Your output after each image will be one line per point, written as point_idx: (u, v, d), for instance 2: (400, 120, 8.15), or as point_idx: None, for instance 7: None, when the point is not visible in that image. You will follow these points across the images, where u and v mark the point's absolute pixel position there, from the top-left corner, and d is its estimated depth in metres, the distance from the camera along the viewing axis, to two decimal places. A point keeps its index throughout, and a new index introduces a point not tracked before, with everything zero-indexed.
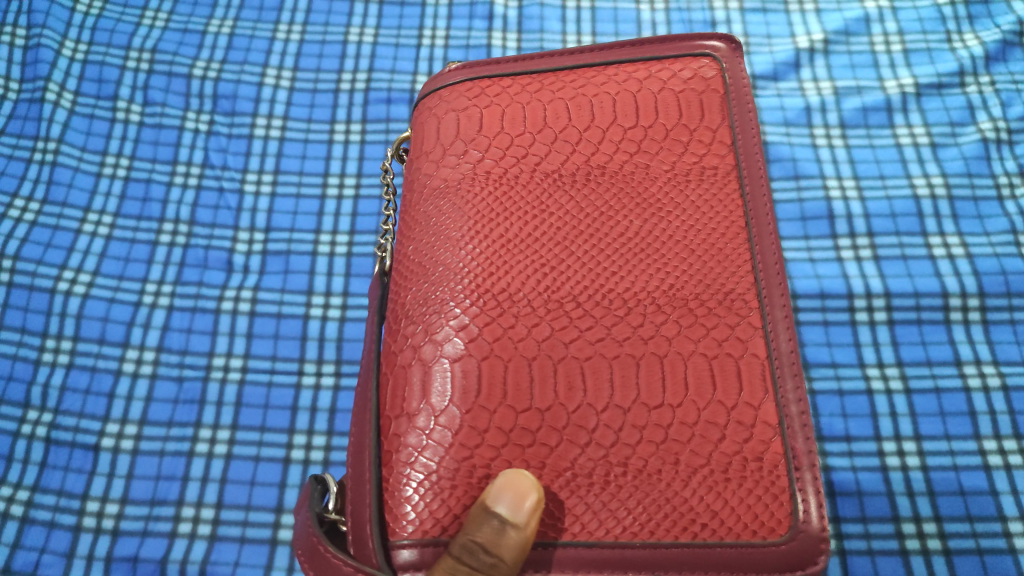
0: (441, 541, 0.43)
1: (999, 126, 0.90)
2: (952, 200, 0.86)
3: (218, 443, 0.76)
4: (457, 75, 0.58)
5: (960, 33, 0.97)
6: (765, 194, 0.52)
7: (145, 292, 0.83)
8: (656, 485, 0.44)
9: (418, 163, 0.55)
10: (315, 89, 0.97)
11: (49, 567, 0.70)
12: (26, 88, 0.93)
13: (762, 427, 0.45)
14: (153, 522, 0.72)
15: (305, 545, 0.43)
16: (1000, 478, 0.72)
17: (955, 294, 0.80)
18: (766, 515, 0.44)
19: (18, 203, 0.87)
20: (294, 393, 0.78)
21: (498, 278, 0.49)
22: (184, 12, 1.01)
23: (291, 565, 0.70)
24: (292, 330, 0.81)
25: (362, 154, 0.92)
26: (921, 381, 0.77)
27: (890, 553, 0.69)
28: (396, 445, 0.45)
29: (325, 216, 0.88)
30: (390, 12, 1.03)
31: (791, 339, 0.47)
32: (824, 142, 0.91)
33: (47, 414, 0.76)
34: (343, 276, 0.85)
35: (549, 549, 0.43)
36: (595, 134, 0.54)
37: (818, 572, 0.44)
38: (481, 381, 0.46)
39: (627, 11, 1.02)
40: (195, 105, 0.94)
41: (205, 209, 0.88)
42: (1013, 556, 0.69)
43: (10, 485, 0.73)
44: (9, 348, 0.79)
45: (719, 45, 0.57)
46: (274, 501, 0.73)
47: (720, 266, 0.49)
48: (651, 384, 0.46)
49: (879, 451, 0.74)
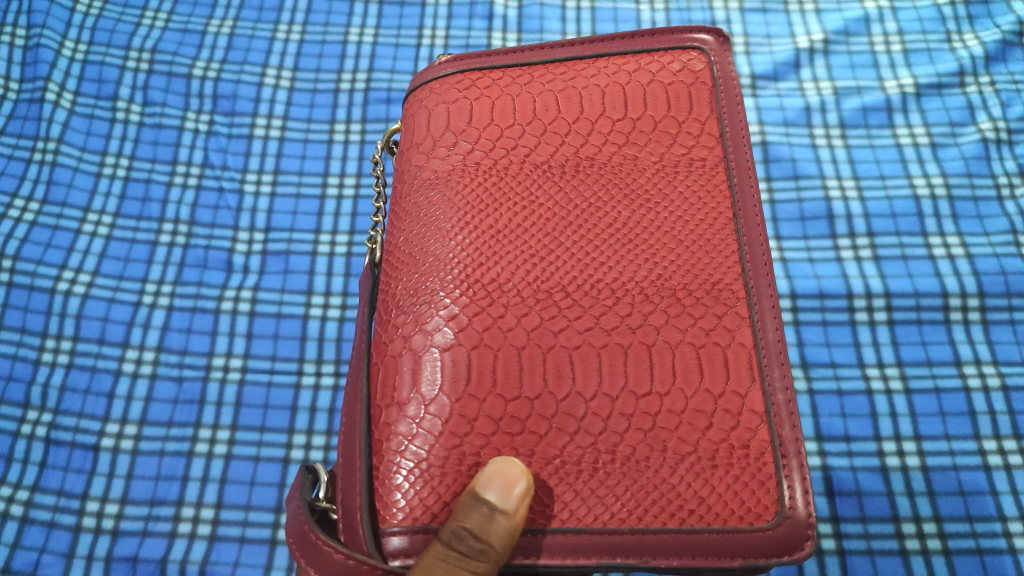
0: (430, 528, 0.43)
1: (999, 126, 0.90)
2: (952, 200, 0.87)
3: (218, 443, 0.76)
4: (447, 67, 0.58)
5: (960, 33, 0.97)
6: (753, 185, 0.52)
7: (145, 291, 0.83)
8: (644, 472, 0.45)
9: (408, 155, 0.56)
10: (315, 88, 0.97)
11: (49, 566, 0.70)
12: (26, 88, 0.94)
13: (748, 415, 0.46)
14: (153, 522, 0.72)
15: (296, 534, 0.43)
16: (999, 478, 0.72)
17: (955, 294, 0.81)
18: (752, 501, 0.45)
19: (18, 203, 0.87)
20: (294, 393, 0.79)
21: (488, 267, 0.49)
22: (183, 12, 1.01)
23: (291, 565, 0.71)
24: (292, 330, 0.82)
25: (362, 155, 0.93)
26: (921, 381, 0.77)
27: (890, 553, 0.69)
28: (386, 434, 0.45)
29: (325, 216, 0.88)
30: (390, 13, 1.03)
31: (778, 328, 0.48)
32: (824, 142, 0.92)
33: (47, 414, 0.77)
34: (343, 276, 0.85)
35: (538, 535, 0.44)
36: (585, 126, 0.54)
37: (805, 558, 0.44)
38: (471, 370, 0.46)
39: (627, 11, 1.02)
40: (195, 105, 0.95)
41: (205, 209, 0.88)
42: (1013, 556, 0.69)
43: (10, 485, 0.73)
44: (9, 348, 0.79)
45: (707, 38, 0.57)
46: (275, 501, 0.74)
47: (708, 256, 0.50)
48: (639, 372, 0.46)
49: (879, 451, 0.74)
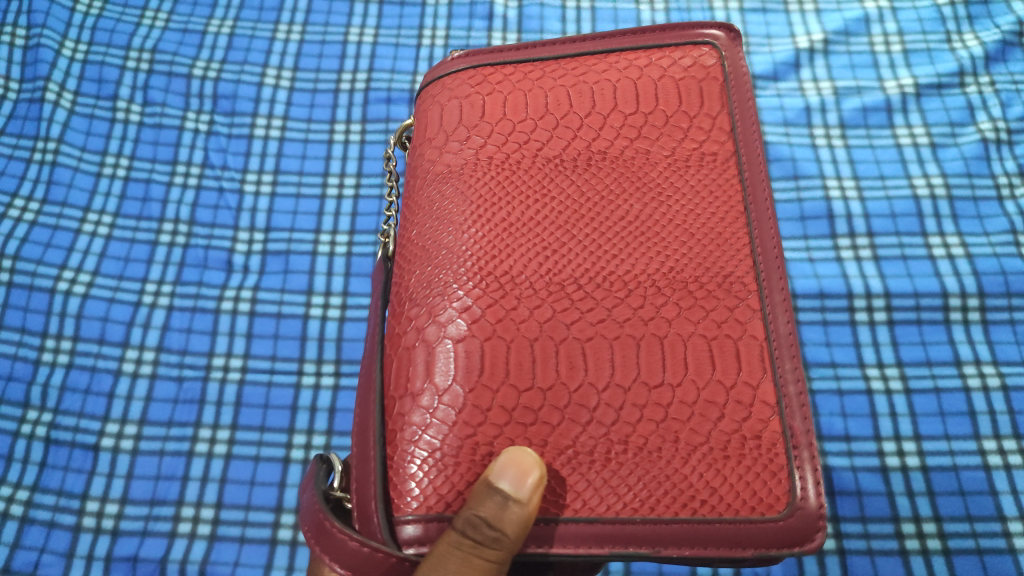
0: (444, 517, 0.44)
1: (999, 126, 0.91)
2: (952, 200, 0.87)
3: (218, 443, 0.77)
4: (460, 63, 0.58)
5: (960, 33, 0.97)
6: (764, 178, 0.52)
7: (145, 291, 0.84)
8: (656, 462, 0.45)
9: (421, 149, 0.56)
10: (315, 89, 0.98)
11: (50, 567, 0.71)
12: (26, 88, 0.94)
13: (760, 406, 0.46)
14: (153, 522, 0.73)
15: (312, 523, 0.43)
16: (1000, 478, 0.73)
17: (955, 294, 0.81)
18: (764, 491, 0.45)
19: (18, 203, 0.88)
20: (295, 393, 0.79)
21: (501, 260, 0.50)
22: (184, 12, 1.02)
23: (292, 565, 0.72)
24: (292, 330, 0.82)
25: (363, 154, 0.93)
26: (920, 381, 0.78)
27: (889, 554, 0.70)
28: (400, 424, 0.45)
29: (326, 216, 0.89)
30: (390, 12, 1.03)
31: (790, 321, 0.48)
32: (823, 142, 0.92)
33: (47, 414, 0.77)
34: (343, 276, 0.85)
35: (551, 525, 0.44)
36: (597, 120, 0.55)
37: (816, 549, 0.44)
38: (484, 361, 0.46)
39: (627, 11, 1.03)
40: (195, 105, 0.95)
41: (205, 208, 0.88)
42: (1013, 556, 0.69)
43: (10, 485, 0.73)
44: (9, 348, 0.80)
45: (719, 33, 0.57)
46: (275, 501, 0.74)
47: (719, 249, 0.50)
48: (652, 364, 0.47)
49: (879, 451, 0.74)
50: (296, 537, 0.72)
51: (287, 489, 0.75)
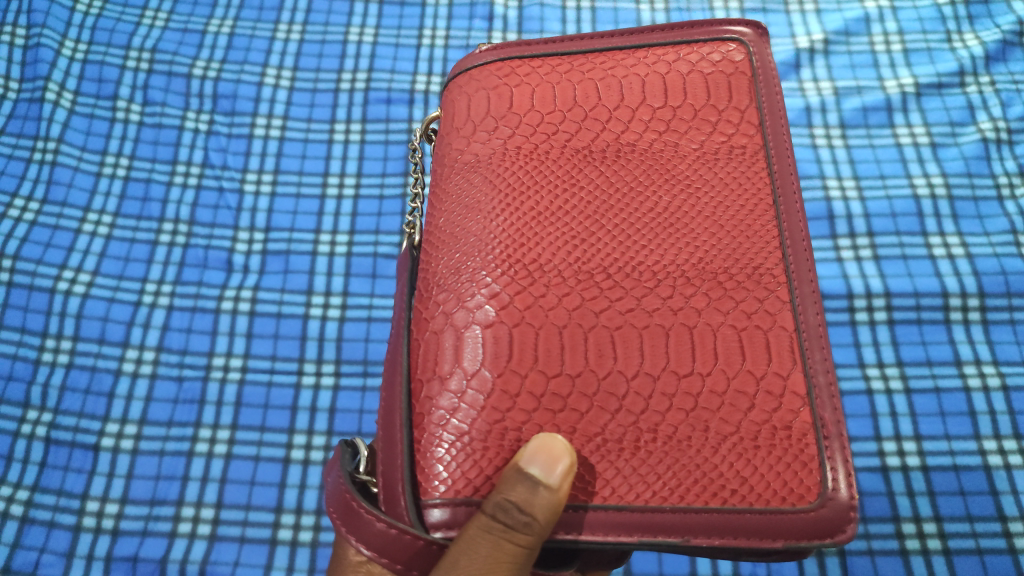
0: (472, 501, 0.43)
1: (999, 126, 0.90)
2: (952, 200, 0.87)
3: (219, 443, 0.76)
4: (488, 55, 0.58)
5: (960, 34, 0.97)
6: (792, 172, 0.52)
7: (145, 291, 0.83)
8: (685, 451, 0.44)
9: (448, 139, 0.56)
10: (315, 88, 0.97)
11: (49, 566, 0.70)
12: (26, 87, 0.94)
13: (790, 397, 0.46)
14: (153, 522, 0.72)
15: (338, 503, 0.43)
16: (999, 478, 0.72)
17: (955, 294, 0.81)
18: (794, 482, 0.44)
19: (18, 202, 0.87)
20: (294, 393, 0.78)
21: (529, 248, 0.49)
22: (184, 11, 1.01)
23: (292, 565, 0.71)
24: (291, 330, 0.82)
25: (362, 155, 0.92)
26: (921, 381, 0.77)
27: (889, 553, 0.69)
28: (427, 408, 0.45)
29: (325, 216, 0.88)
30: (390, 12, 1.03)
31: (819, 314, 0.48)
32: (824, 142, 0.92)
33: (47, 414, 0.76)
34: (343, 276, 0.85)
35: (580, 512, 0.44)
36: (625, 112, 0.54)
37: (846, 541, 0.44)
38: (513, 347, 0.46)
39: (627, 11, 1.02)
40: (195, 105, 0.94)
41: (205, 208, 0.88)
42: (1013, 556, 0.69)
43: (10, 485, 0.73)
44: (9, 348, 0.79)
45: (746, 30, 0.57)
46: (274, 501, 0.74)
47: (749, 240, 0.50)
48: (681, 353, 0.46)
49: (879, 451, 0.74)
50: (296, 537, 0.72)
51: (287, 489, 0.74)
